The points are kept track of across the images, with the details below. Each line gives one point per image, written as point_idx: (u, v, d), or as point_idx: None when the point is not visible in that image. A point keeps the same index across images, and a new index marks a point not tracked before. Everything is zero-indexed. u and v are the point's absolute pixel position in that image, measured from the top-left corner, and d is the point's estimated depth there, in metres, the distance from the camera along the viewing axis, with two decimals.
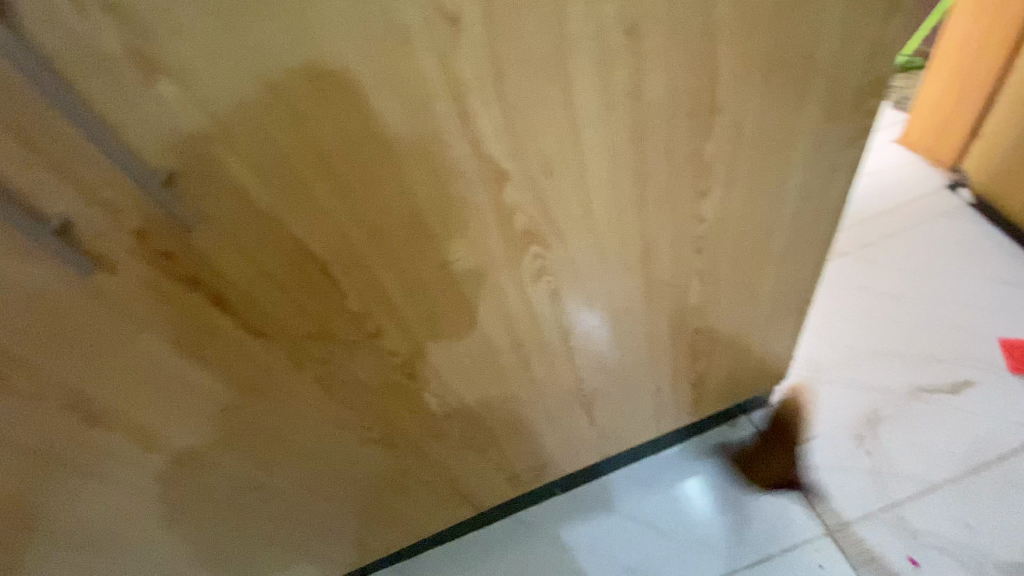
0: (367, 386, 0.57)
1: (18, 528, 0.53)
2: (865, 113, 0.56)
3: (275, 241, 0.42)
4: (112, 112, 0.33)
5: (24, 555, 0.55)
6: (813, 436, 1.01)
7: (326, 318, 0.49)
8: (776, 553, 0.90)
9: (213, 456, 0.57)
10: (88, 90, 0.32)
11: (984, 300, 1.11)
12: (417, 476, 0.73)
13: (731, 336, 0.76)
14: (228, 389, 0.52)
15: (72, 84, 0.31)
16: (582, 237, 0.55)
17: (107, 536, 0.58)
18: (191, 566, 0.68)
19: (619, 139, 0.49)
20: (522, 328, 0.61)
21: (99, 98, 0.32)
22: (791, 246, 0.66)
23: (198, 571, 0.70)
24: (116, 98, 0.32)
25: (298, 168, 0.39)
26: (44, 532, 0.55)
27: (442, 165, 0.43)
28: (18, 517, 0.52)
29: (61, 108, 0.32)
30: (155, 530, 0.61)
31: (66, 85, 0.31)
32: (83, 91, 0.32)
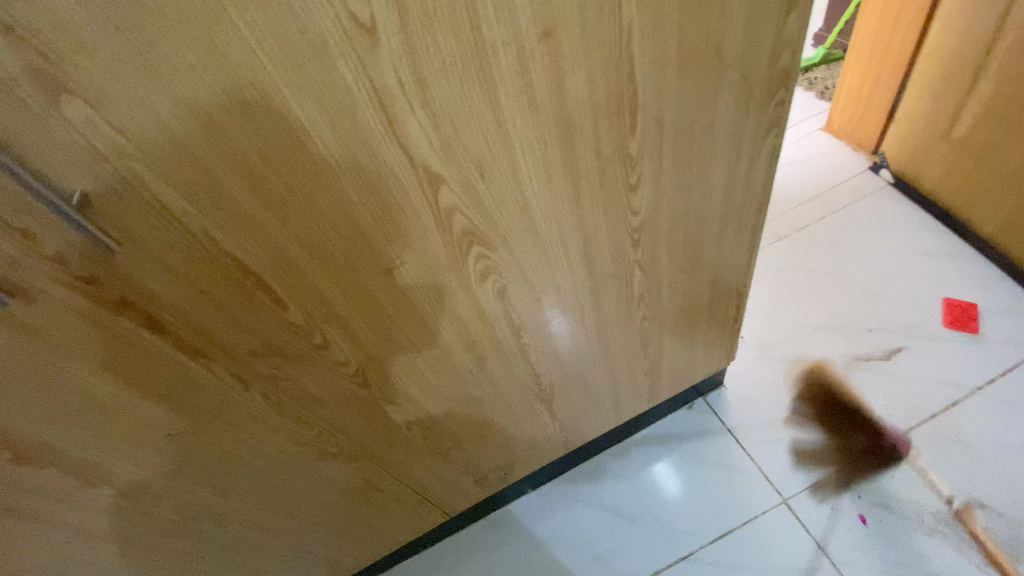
0: (321, 397, 0.60)
1: None
2: (780, 104, 0.57)
3: (206, 261, 0.43)
4: (18, 137, 0.32)
5: None
6: (765, 413, 1.13)
7: (269, 335, 0.51)
8: (739, 525, 1.01)
9: (169, 469, 0.59)
10: None
11: (914, 271, 1.26)
12: (384, 483, 0.78)
13: (673, 317, 0.81)
14: (173, 412, 0.53)
15: None
16: (523, 240, 0.56)
17: (65, 563, 0.60)
18: None
19: (549, 141, 0.48)
20: (474, 329, 0.63)
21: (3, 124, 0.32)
22: (722, 235, 0.70)
23: None
24: (22, 123, 0.32)
25: (223, 182, 0.39)
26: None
27: (373, 173, 0.43)
28: None
29: None
30: (113, 549, 0.62)
31: None
32: None
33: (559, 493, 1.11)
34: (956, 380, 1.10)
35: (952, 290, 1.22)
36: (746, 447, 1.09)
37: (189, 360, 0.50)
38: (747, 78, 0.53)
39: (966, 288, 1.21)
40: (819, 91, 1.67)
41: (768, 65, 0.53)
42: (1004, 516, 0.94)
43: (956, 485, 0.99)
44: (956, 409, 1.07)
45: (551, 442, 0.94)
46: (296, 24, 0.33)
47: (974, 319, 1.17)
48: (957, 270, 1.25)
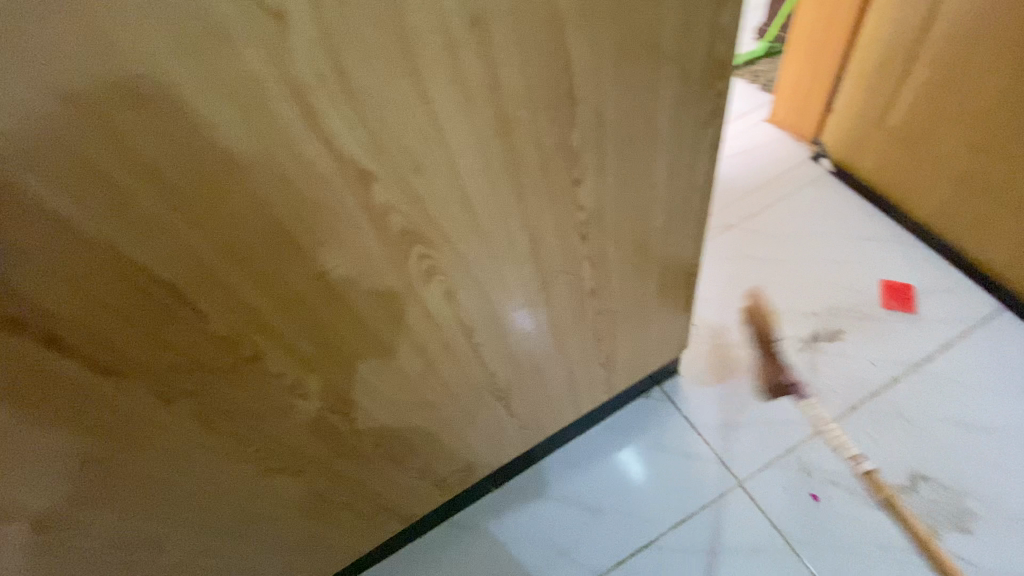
0: (257, 410, 0.56)
1: None
2: (718, 95, 0.58)
3: (112, 273, 0.39)
4: None
5: None
6: (719, 399, 1.15)
7: (193, 349, 0.47)
8: (698, 509, 1.04)
9: (92, 498, 0.54)
10: None
11: (854, 255, 1.32)
12: (336, 494, 0.76)
13: (626, 310, 0.81)
14: (88, 436, 0.49)
15: None
16: (466, 239, 0.54)
17: None
18: None
19: (486, 134, 0.46)
20: (422, 331, 0.61)
21: None
22: (669, 226, 0.71)
23: None
24: None
25: (123, 187, 0.36)
26: None
27: (295, 172, 0.40)
28: None
29: None
30: None
31: None
32: None
33: (522, 490, 1.10)
34: (894, 357, 1.16)
35: (888, 272, 1.28)
36: (702, 433, 1.11)
37: (102, 381, 0.46)
38: (684, 70, 0.53)
39: (901, 270, 1.28)
40: (762, 83, 1.72)
41: (704, 57, 0.53)
42: (943, 487, 1.00)
43: (898, 459, 1.04)
44: (895, 385, 1.12)
45: (510, 440, 0.93)
46: (191, 8, 0.30)
47: (909, 299, 1.23)
48: (892, 253, 1.31)
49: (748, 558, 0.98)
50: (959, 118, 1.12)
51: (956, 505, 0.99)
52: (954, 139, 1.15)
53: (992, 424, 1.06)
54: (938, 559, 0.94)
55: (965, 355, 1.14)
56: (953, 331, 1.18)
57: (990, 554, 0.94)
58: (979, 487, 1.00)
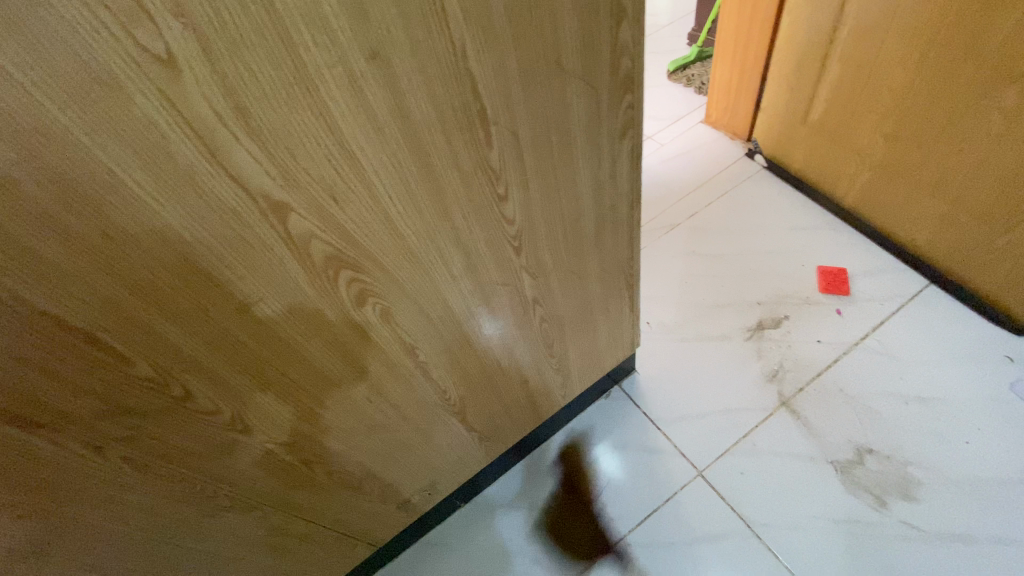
0: (195, 451, 0.55)
1: None
2: (629, 106, 0.61)
3: (22, 325, 0.38)
4: None
5: None
6: (677, 393, 1.19)
7: (119, 393, 0.46)
8: (663, 503, 1.06)
9: (25, 558, 0.52)
10: None
11: (791, 245, 1.39)
12: (294, 528, 0.74)
13: (572, 315, 0.84)
14: (14, 496, 0.47)
15: None
16: (397, 260, 0.55)
17: None
18: None
19: (402, 160, 0.48)
20: (363, 354, 0.61)
21: None
22: (600, 232, 0.74)
23: None
24: None
25: (19, 236, 0.35)
26: None
27: (206, 210, 0.40)
28: None
29: None
30: None
31: None
32: None
33: (491, 502, 1.11)
34: (835, 339, 1.22)
35: (824, 258, 1.35)
36: (662, 428, 1.15)
37: (25, 436, 0.44)
38: (591, 86, 0.55)
39: (835, 256, 1.35)
40: (697, 86, 1.80)
41: (610, 72, 0.56)
42: (887, 458, 1.06)
43: (846, 435, 1.09)
44: (837, 365, 1.18)
45: (472, 454, 0.93)
46: (76, 59, 0.31)
47: (844, 282, 1.30)
48: (825, 240, 1.39)
49: (713, 546, 1.01)
50: (872, 109, 1.20)
51: (901, 474, 1.04)
52: (869, 129, 1.23)
53: (926, 394, 1.12)
54: (888, 528, 0.99)
55: (898, 331, 1.22)
56: (886, 309, 1.25)
57: (936, 517, 0.99)
58: (921, 455, 1.05)
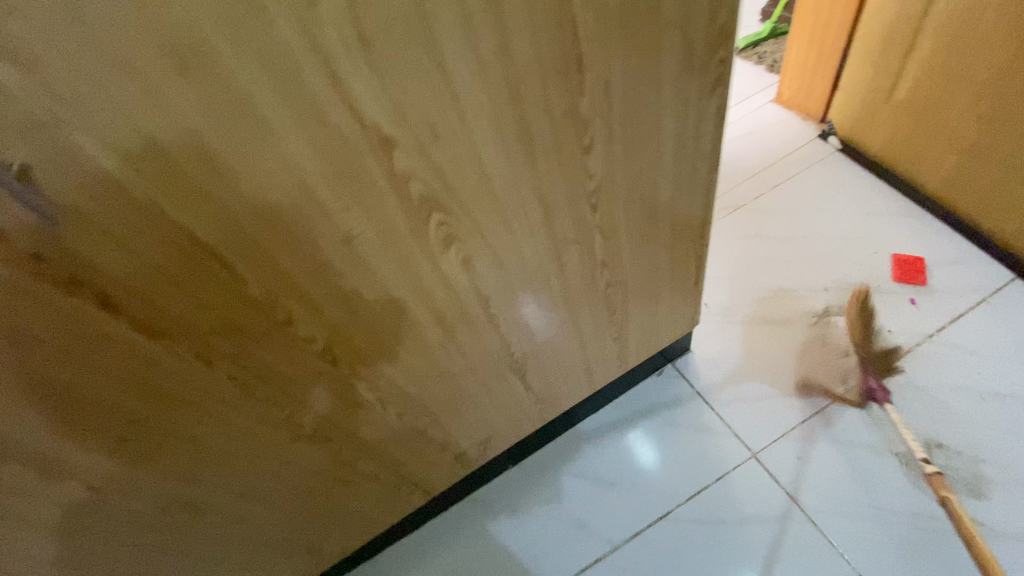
0: (287, 376, 0.59)
1: None
2: (720, 62, 0.60)
3: (157, 234, 0.42)
4: None
5: None
6: (733, 374, 1.17)
7: (231, 312, 0.50)
8: (714, 481, 1.06)
9: (134, 460, 0.57)
10: None
11: (864, 230, 1.33)
12: (361, 465, 0.79)
13: (637, 282, 0.83)
14: (137, 398, 0.52)
15: None
16: (482, 207, 0.57)
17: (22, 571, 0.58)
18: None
19: (499, 103, 0.49)
20: (441, 299, 0.64)
21: None
22: (676, 195, 0.73)
23: None
24: None
25: (166, 149, 0.38)
26: None
27: (323, 139, 0.43)
28: None
29: None
30: (73, 551, 0.61)
31: None
32: None
33: (538, 467, 1.13)
34: (908, 330, 1.16)
35: (898, 246, 1.28)
36: (716, 409, 1.13)
37: (151, 343, 0.48)
38: (686, 37, 0.55)
39: (911, 244, 1.28)
40: (768, 64, 1.73)
41: (706, 24, 0.55)
42: (958, 454, 1.01)
43: (914, 428, 1.05)
44: (909, 357, 1.13)
45: (526, 413, 0.95)
46: None
47: (921, 271, 1.23)
48: (901, 227, 1.32)
49: (764, 527, 1.00)
50: (967, 86, 1.12)
51: (972, 471, 0.99)
52: (961, 109, 1.15)
53: (1007, 391, 1.06)
54: (954, 524, 0.95)
55: (979, 325, 1.15)
56: (968, 301, 1.18)
57: (1006, 517, 0.95)
58: (993, 451, 1.00)
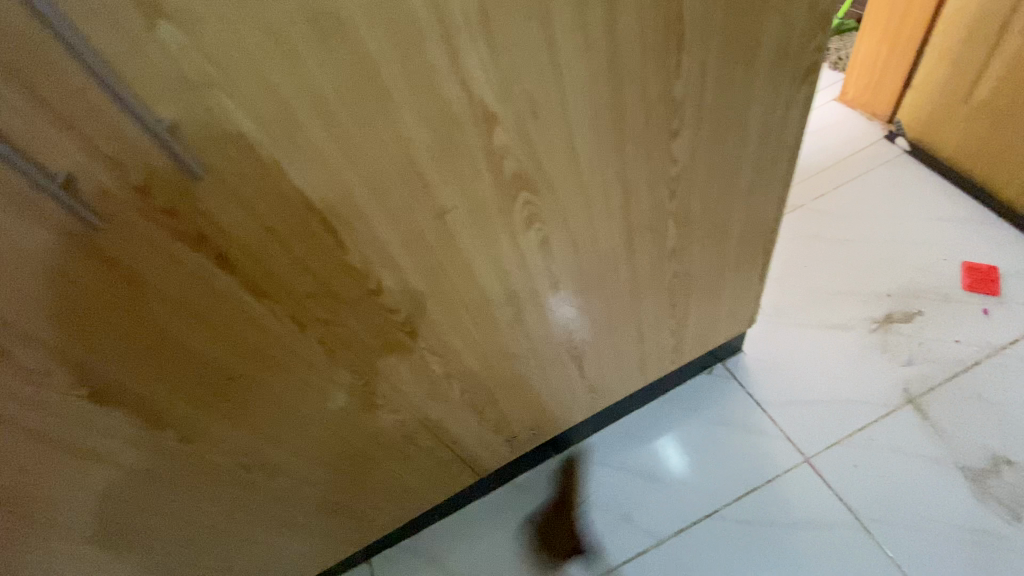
0: (368, 343, 0.61)
1: (13, 515, 0.55)
2: (816, 49, 0.58)
3: (275, 197, 0.44)
4: (119, 61, 0.33)
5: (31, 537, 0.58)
6: (788, 377, 1.14)
7: (329, 277, 0.53)
8: (764, 483, 1.04)
9: (224, 417, 0.60)
10: (97, 41, 0.32)
11: (932, 236, 1.27)
12: (420, 439, 0.81)
13: (705, 275, 0.82)
14: (236, 357, 0.55)
15: (83, 34, 0.32)
16: (568, 187, 0.57)
17: (112, 514, 0.62)
18: (197, 538, 0.73)
19: (598, 81, 0.49)
20: (515, 279, 0.65)
21: (109, 50, 0.33)
22: (754, 186, 0.71)
23: (206, 542, 0.74)
24: (126, 49, 0.33)
25: (294, 114, 0.40)
26: (45, 519, 0.57)
27: (433, 109, 0.44)
28: (14, 504, 0.54)
29: (81, 62, 0.33)
30: (157, 500, 0.64)
31: (76, 35, 0.32)
32: (93, 41, 0.32)
33: (582, 458, 1.13)
34: (976, 340, 1.12)
35: (969, 254, 1.23)
36: (767, 410, 1.11)
37: (256, 303, 0.51)
38: (787, 20, 0.54)
39: (983, 251, 1.23)
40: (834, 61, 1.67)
41: (809, 8, 0.54)
42: None
43: (981, 442, 1.01)
44: (977, 370, 1.08)
45: (577, 402, 0.94)
46: None
47: (994, 281, 1.18)
48: (972, 234, 1.26)
49: (816, 532, 0.98)
50: None
51: None
52: None
53: None
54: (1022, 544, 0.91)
55: None
56: None
57: None
58: None
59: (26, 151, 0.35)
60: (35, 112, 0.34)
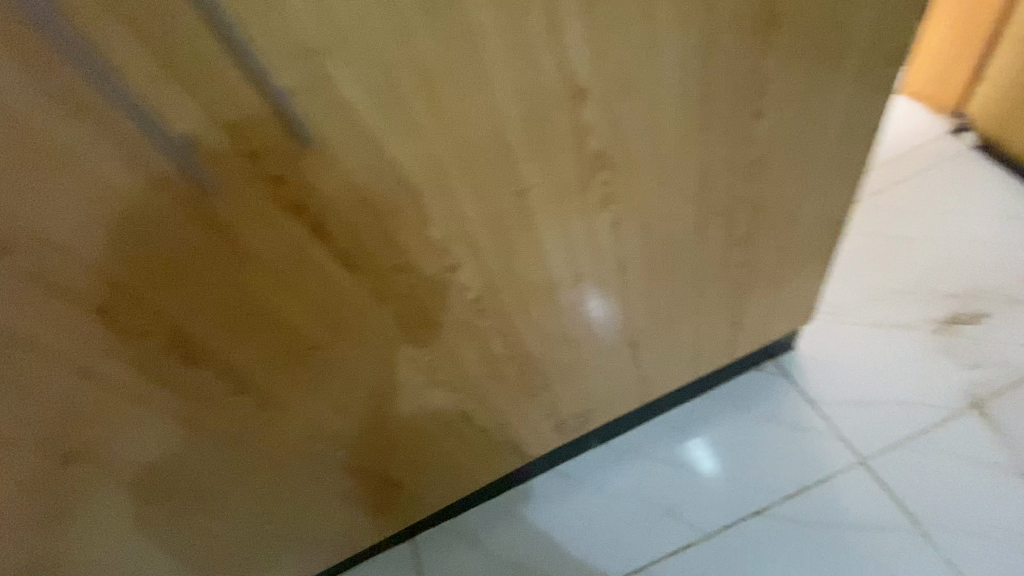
0: (438, 320, 0.63)
1: (100, 470, 0.57)
2: (911, 30, 0.57)
3: (372, 168, 0.46)
4: (250, 28, 0.35)
5: (112, 493, 0.60)
6: (845, 377, 1.10)
7: (411, 251, 0.54)
8: (816, 483, 1.01)
9: (302, 386, 0.62)
10: (232, 8, 0.34)
11: (1000, 235, 1.22)
12: (475, 419, 0.82)
13: (769, 266, 0.80)
14: (319, 327, 0.56)
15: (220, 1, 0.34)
16: (647, 167, 0.56)
17: (188, 475, 0.65)
18: (261, 506, 0.75)
19: (688, 58, 0.49)
20: (584, 262, 0.65)
21: (243, 17, 0.35)
22: (831, 174, 0.69)
23: (268, 509, 0.76)
24: (258, 17, 0.35)
25: (399, 85, 0.41)
26: (126, 477, 0.60)
27: (528, 82, 0.45)
28: (102, 459, 0.57)
29: (217, 29, 0.35)
30: (230, 465, 0.67)
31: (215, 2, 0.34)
32: (229, 8, 0.34)
33: (626, 449, 1.11)
34: None
35: None
36: (821, 409, 1.08)
37: (343, 273, 0.53)
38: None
39: None
40: None
41: None
42: None
43: None
44: None
45: (628, 392, 0.94)
46: None
47: None
48: None
49: (869, 535, 0.96)
50: None
51: None
52: None
53: None
54: None
55: None
56: None
57: None
58: None
59: (155, 113, 0.37)
60: (169, 76, 0.36)
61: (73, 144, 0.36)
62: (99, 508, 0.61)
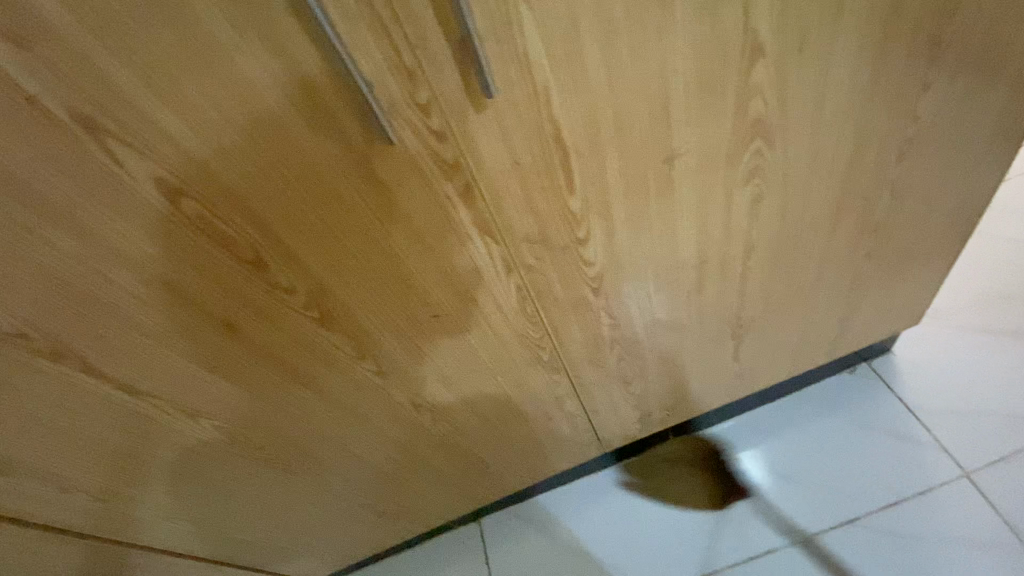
0: (557, 295, 0.60)
1: (225, 422, 0.59)
2: None
3: (532, 126, 0.44)
4: None
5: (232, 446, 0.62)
6: (945, 384, 1.04)
7: (548, 220, 0.52)
8: (914, 495, 0.95)
9: (416, 356, 0.61)
10: None
11: None
12: (567, 404, 0.80)
13: (895, 258, 0.74)
14: (446, 294, 0.55)
15: None
16: (802, 139, 0.53)
17: (298, 437, 0.65)
18: (355, 474, 0.75)
19: (873, 17, 0.45)
20: (712, 242, 0.61)
21: None
22: (983, 158, 0.64)
23: (360, 478, 0.76)
24: None
25: (581, 34, 0.39)
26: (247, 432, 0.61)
27: (706, 37, 0.42)
28: (228, 411, 0.58)
29: None
30: (337, 431, 0.67)
31: None
32: None
33: (705, 445, 1.08)
34: None
35: None
36: (919, 417, 1.02)
37: (479, 240, 0.51)
38: None
39: None
40: None
41: None
42: None
43: None
44: None
45: (720, 387, 0.90)
46: None
47: None
48: None
49: (976, 554, 0.87)
50: None
51: None
52: None
53: None
54: None
55: None
56: None
57: None
58: None
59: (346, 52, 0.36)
60: (366, 13, 0.34)
61: (262, 83, 0.36)
62: (219, 460, 0.63)
